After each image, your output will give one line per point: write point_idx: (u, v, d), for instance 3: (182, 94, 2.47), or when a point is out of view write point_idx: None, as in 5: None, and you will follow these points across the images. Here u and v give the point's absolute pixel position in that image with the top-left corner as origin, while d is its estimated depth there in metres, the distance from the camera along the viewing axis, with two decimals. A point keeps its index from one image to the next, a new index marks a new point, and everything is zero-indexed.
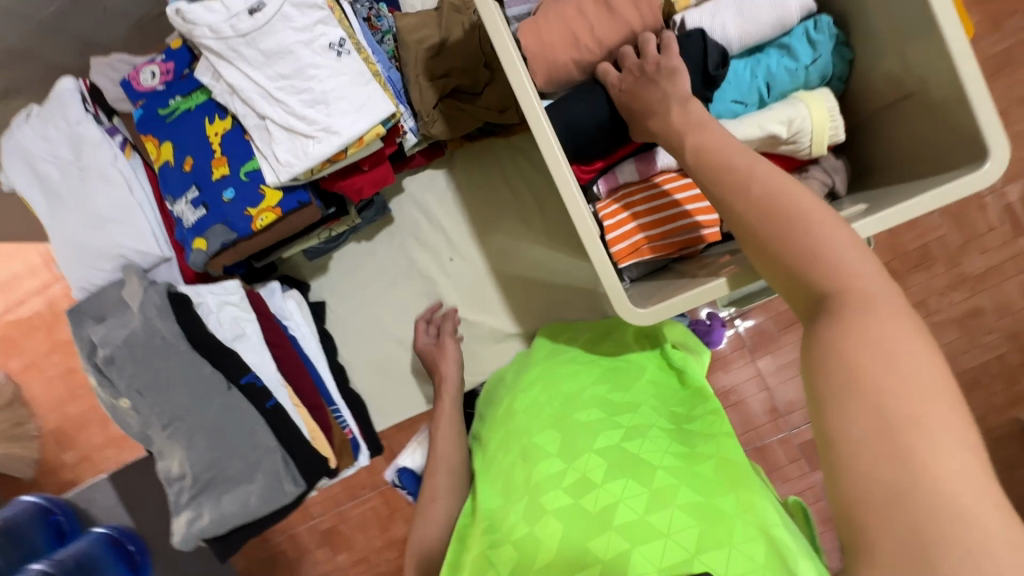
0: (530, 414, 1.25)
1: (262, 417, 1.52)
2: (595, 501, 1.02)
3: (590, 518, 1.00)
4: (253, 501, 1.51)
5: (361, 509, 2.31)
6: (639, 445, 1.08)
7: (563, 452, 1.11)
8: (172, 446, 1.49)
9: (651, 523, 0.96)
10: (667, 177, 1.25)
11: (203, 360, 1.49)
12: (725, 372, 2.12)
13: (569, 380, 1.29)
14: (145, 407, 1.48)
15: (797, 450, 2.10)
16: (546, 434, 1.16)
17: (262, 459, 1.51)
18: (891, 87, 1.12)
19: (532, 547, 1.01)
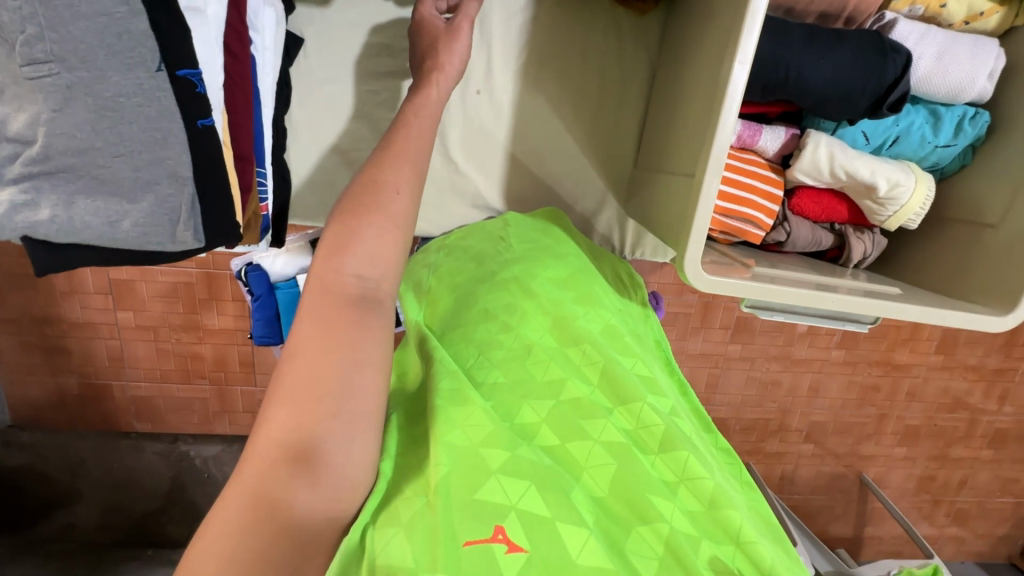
0: (472, 320, 0.73)
1: (179, 138, 0.66)
2: (606, 464, 0.58)
3: (606, 469, 0.57)
4: (127, 224, 0.67)
5: (189, 394, 1.68)
6: (668, 413, 0.64)
7: (602, 389, 0.66)
8: (51, 91, 0.59)
9: (646, 493, 0.55)
10: (756, 160, 0.81)
11: (152, 68, 0.62)
12: (699, 345, 1.74)
13: (508, 279, 0.78)
14: (23, 42, 0.56)
15: (742, 439, 1.90)
16: (524, 354, 0.68)
17: (163, 168, 0.66)
18: (966, 209, 0.76)
19: (521, 489, 0.52)
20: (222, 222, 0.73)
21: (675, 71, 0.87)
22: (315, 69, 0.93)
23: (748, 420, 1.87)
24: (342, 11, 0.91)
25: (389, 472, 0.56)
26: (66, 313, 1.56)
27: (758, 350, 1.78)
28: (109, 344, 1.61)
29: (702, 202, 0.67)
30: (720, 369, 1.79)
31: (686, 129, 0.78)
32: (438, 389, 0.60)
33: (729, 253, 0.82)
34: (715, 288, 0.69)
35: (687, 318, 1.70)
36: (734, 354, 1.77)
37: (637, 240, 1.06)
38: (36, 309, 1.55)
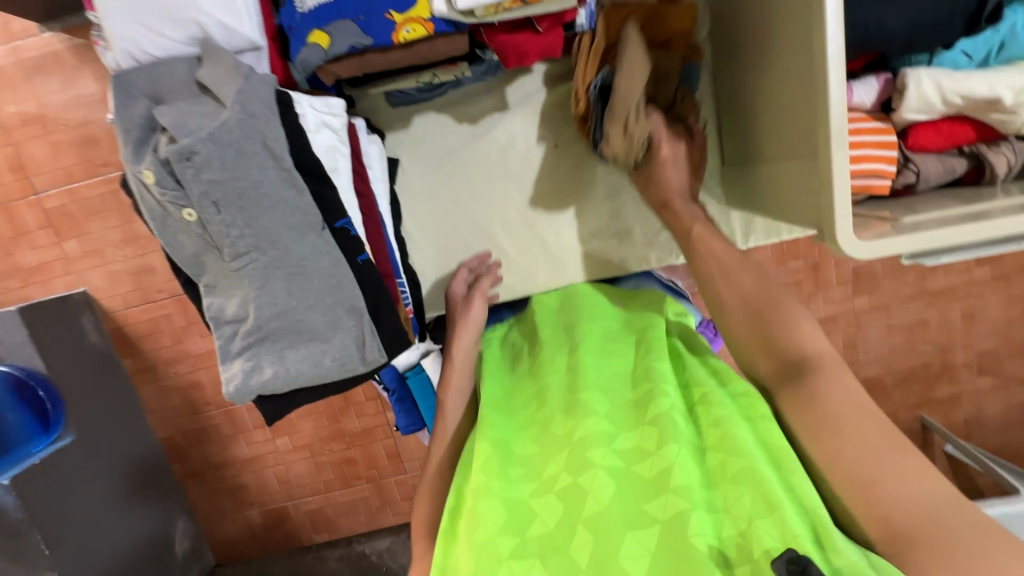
0: (565, 386, 0.80)
1: (350, 272, 0.77)
2: (654, 527, 0.60)
3: (654, 531, 0.60)
4: (328, 363, 0.78)
5: (353, 495, 1.78)
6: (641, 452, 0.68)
7: (613, 418, 0.73)
8: (254, 273, 0.73)
9: (580, 482, 0.66)
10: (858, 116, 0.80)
11: (319, 228, 0.74)
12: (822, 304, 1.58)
13: (608, 342, 0.87)
14: (229, 244, 0.70)
15: (907, 397, 1.67)
16: (604, 407, 0.74)
17: (342, 306, 0.77)
18: None
19: (527, 565, 0.62)
20: (395, 337, 0.82)
21: (752, 118, 0.88)
22: (413, 180, 1.05)
23: (903, 370, 1.64)
24: (421, 126, 1.03)
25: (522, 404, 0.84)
26: (237, 453, 1.73)
27: (888, 297, 1.59)
28: (278, 471, 1.76)
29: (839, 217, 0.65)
30: (853, 327, 1.60)
31: (784, 129, 0.77)
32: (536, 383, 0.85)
33: (858, 214, 0.81)
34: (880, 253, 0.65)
35: (799, 285, 1.57)
36: (860, 308, 1.59)
37: (748, 228, 1.06)
38: (214, 457, 1.73)
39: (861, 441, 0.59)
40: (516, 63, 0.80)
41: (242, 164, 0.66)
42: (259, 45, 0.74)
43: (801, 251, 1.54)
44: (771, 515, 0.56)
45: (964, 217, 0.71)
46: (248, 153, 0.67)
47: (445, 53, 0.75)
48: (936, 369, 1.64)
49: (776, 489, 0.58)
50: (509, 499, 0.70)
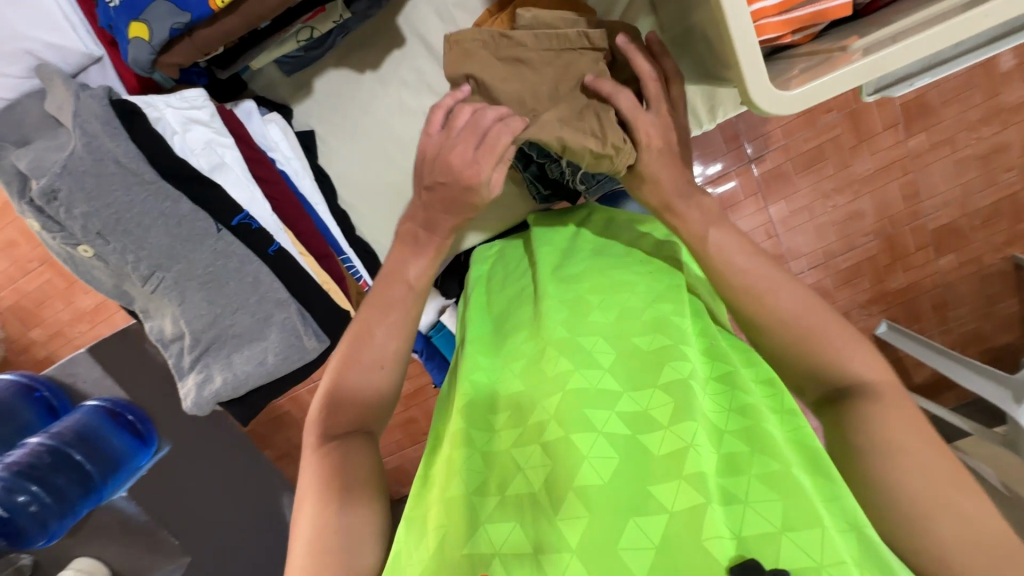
0: (564, 320, 0.60)
1: (264, 267, 0.75)
2: (660, 515, 0.43)
3: (659, 520, 0.43)
4: (273, 359, 0.78)
5: None
6: (654, 421, 0.49)
7: (617, 371, 0.54)
8: (169, 292, 0.72)
9: (572, 441, 0.48)
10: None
11: (214, 230, 0.71)
12: (871, 156, 1.36)
13: (615, 273, 0.66)
14: (133, 269, 0.70)
15: (995, 236, 1.44)
16: (609, 359, 0.55)
17: (269, 302, 0.76)
18: None
19: (506, 531, 0.46)
20: (332, 317, 0.80)
21: None
22: (336, 147, 0.99)
23: (985, 209, 1.41)
24: (324, 88, 0.95)
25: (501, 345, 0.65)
26: None
27: (951, 127, 1.33)
28: None
29: (745, 70, 0.53)
30: (913, 173, 1.37)
31: None
32: (519, 324, 0.66)
33: (819, 49, 0.64)
34: (815, 100, 0.54)
35: (836, 142, 1.35)
36: (919, 149, 1.35)
37: (713, 104, 0.91)
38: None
39: (921, 467, 0.45)
40: None
41: (107, 188, 0.65)
42: (98, 56, 0.72)
43: (830, 102, 1.32)
44: (807, 526, 0.41)
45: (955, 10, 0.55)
46: (108, 176, 0.65)
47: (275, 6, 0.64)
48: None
49: (814, 501, 0.43)
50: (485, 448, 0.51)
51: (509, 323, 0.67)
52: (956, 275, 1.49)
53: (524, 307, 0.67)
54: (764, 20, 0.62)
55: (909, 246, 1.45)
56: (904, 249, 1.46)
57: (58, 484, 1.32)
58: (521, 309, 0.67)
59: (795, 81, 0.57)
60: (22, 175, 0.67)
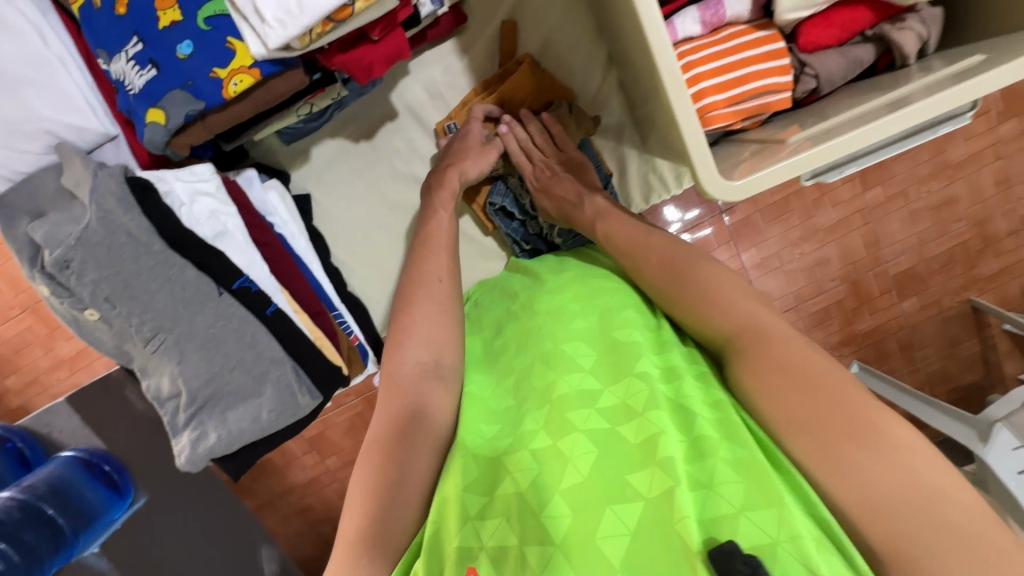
0: (547, 334, 0.65)
1: (261, 326, 0.79)
2: (637, 503, 0.47)
3: (636, 507, 0.47)
4: (267, 415, 0.81)
5: None
6: (631, 416, 0.53)
7: (598, 372, 0.59)
8: (169, 351, 0.76)
9: (558, 442, 0.52)
10: (692, 48, 0.73)
11: (217, 294, 0.76)
12: (832, 207, 1.46)
13: (592, 285, 0.72)
14: (136, 331, 0.74)
15: (951, 280, 1.54)
16: (590, 361, 0.60)
17: (265, 359, 0.80)
18: None
19: (495, 530, 0.49)
20: (325, 374, 0.84)
21: (630, 65, 0.83)
22: (330, 208, 1.05)
23: (941, 256, 1.52)
24: (320, 155, 1.02)
25: (501, 356, 0.69)
26: (295, 478, 1.70)
27: (903, 182, 1.45)
28: (336, 488, 1.72)
29: (698, 161, 0.62)
30: (872, 224, 1.48)
31: (646, 69, 0.72)
32: (509, 333, 0.71)
33: (764, 136, 0.74)
34: (757, 188, 0.62)
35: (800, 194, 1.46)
36: (875, 201, 1.47)
37: (679, 173, 0.99)
38: (276, 488, 1.70)
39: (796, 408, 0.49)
40: (366, 77, 0.77)
41: (117, 259, 0.70)
42: (113, 134, 0.78)
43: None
44: (765, 506, 0.44)
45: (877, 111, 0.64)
46: (119, 247, 0.70)
47: (283, 92, 0.73)
48: (977, 243, 1.51)
49: (774, 479, 0.46)
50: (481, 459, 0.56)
51: (500, 342, 0.72)
52: (920, 317, 1.57)
53: (514, 319, 0.73)
54: (713, 112, 0.73)
55: (874, 289, 1.54)
56: (871, 291, 1.54)
57: (27, 541, 1.27)
58: (511, 325, 0.72)
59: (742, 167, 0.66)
60: (36, 246, 0.72)
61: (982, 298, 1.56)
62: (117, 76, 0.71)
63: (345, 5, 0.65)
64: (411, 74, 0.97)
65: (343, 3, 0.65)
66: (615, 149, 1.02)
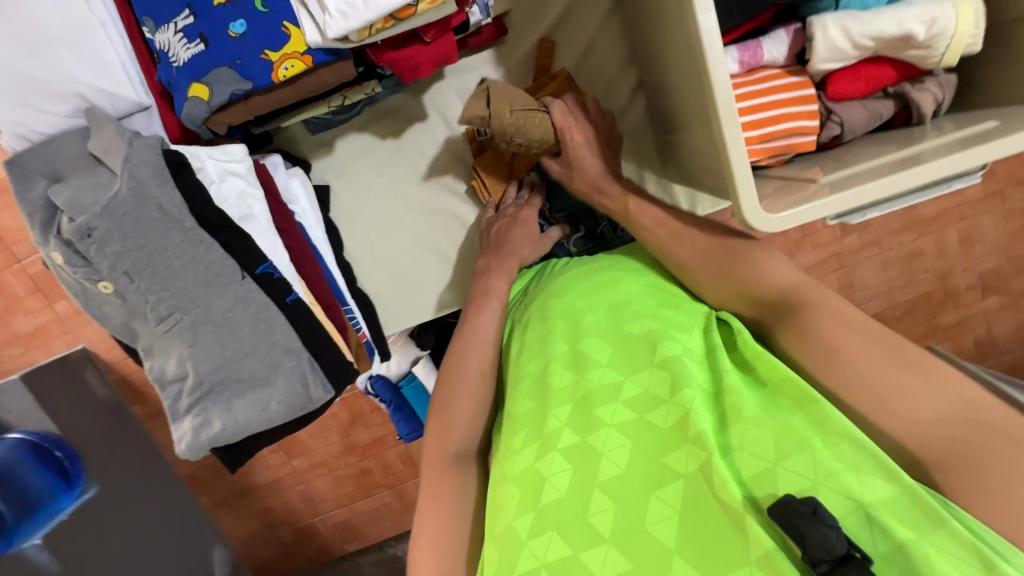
0: (562, 334, 0.67)
1: (280, 314, 0.77)
2: (677, 482, 0.51)
3: (677, 486, 0.51)
4: (275, 405, 0.79)
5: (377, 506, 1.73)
6: (659, 398, 0.56)
7: (616, 363, 0.61)
8: (182, 332, 0.73)
9: (589, 443, 0.56)
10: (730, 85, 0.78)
11: (239, 277, 0.74)
12: (816, 248, 1.54)
13: (598, 275, 0.74)
14: (151, 308, 0.71)
15: (915, 326, 1.64)
16: (608, 355, 0.62)
17: (280, 348, 0.78)
18: None
19: (546, 540, 0.52)
20: (338, 369, 0.83)
21: (664, 93, 0.87)
22: (349, 202, 1.04)
23: (907, 302, 1.61)
24: (345, 148, 1.02)
25: (516, 353, 0.72)
26: (261, 476, 1.63)
27: (880, 231, 1.54)
28: (300, 490, 1.67)
29: (741, 193, 0.65)
30: (848, 267, 1.57)
31: (688, 98, 0.76)
32: (519, 334, 0.74)
33: (788, 174, 0.78)
34: (791, 223, 0.66)
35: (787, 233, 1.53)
36: (855, 246, 1.55)
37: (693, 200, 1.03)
38: (236, 486, 1.64)
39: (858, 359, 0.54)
40: (412, 76, 0.78)
41: (142, 232, 0.68)
42: (146, 104, 0.76)
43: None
44: (799, 454, 0.48)
45: (895, 164, 0.69)
46: (146, 220, 0.68)
47: (330, 82, 0.74)
48: (940, 294, 1.62)
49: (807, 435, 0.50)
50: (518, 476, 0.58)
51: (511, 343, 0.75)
52: None
53: (525, 316, 0.76)
54: None
55: None
56: None
57: None
58: (523, 326, 0.75)
59: (775, 202, 0.70)
60: (54, 211, 0.68)
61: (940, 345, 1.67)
62: (161, 46, 0.70)
63: (409, 5, 0.67)
64: (445, 79, 0.99)
65: (409, 1, 0.66)
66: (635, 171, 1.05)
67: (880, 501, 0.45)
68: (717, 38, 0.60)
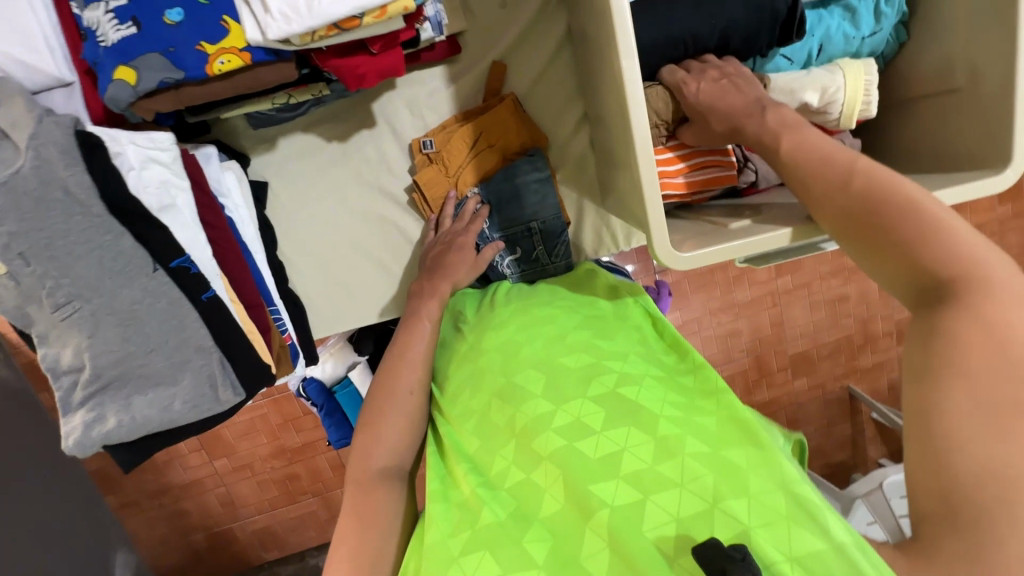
0: (501, 367, 0.68)
1: (193, 311, 0.74)
2: (604, 513, 0.53)
3: (604, 518, 0.52)
4: (180, 405, 0.76)
5: (301, 513, 1.65)
6: (596, 430, 0.58)
7: (551, 392, 0.63)
8: (81, 322, 0.70)
9: (530, 480, 0.59)
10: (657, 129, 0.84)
11: (150, 270, 0.71)
12: (749, 286, 1.62)
13: (546, 309, 0.76)
14: (47, 294, 0.68)
15: (836, 366, 1.75)
16: (542, 385, 0.64)
17: (191, 346, 0.75)
18: (930, 81, 0.76)
19: (478, 565, 0.54)
20: (253, 371, 0.80)
21: (604, 128, 0.91)
22: (286, 202, 1.02)
23: (830, 344, 1.72)
24: (287, 147, 1.00)
25: (458, 381, 0.73)
26: (178, 476, 1.55)
27: (809, 275, 1.65)
28: (219, 494, 1.59)
29: (655, 231, 0.69)
30: (780, 307, 1.66)
31: (621, 138, 0.80)
32: (461, 364, 0.75)
33: (708, 216, 0.83)
34: (700, 262, 0.69)
35: (724, 270, 1.60)
36: (786, 287, 1.65)
37: (629, 232, 1.07)
38: (150, 485, 1.55)
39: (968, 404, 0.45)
40: (357, 85, 0.78)
41: (44, 214, 0.64)
42: (68, 80, 0.73)
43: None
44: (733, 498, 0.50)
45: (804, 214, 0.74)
46: (49, 202, 0.64)
47: (270, 81, 0.73)
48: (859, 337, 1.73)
49: (738, 473, 0.52)
50: (460, 502, 0.61)
51: (456, 366, 0.75)
52: (807, 394, 1.76)
53: (470, 341, 0.76)
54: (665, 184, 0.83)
55: (773, 364, 1.71)
56: (770, 365, 1.71)
57: None
58: (465, 354, 0.75)
59: (688, 242, 0.73)
60: None
61: (857, 385, 1.78)
62: (89, 24, 0.68)
63: (354, 16, 0.67)
64: (397, 90, 0.99)
65: (353, 14, 0.66)
66: (576, 200, 1.07)
67: (810, 553, 0.47)
68: (638, 84, 0.64)
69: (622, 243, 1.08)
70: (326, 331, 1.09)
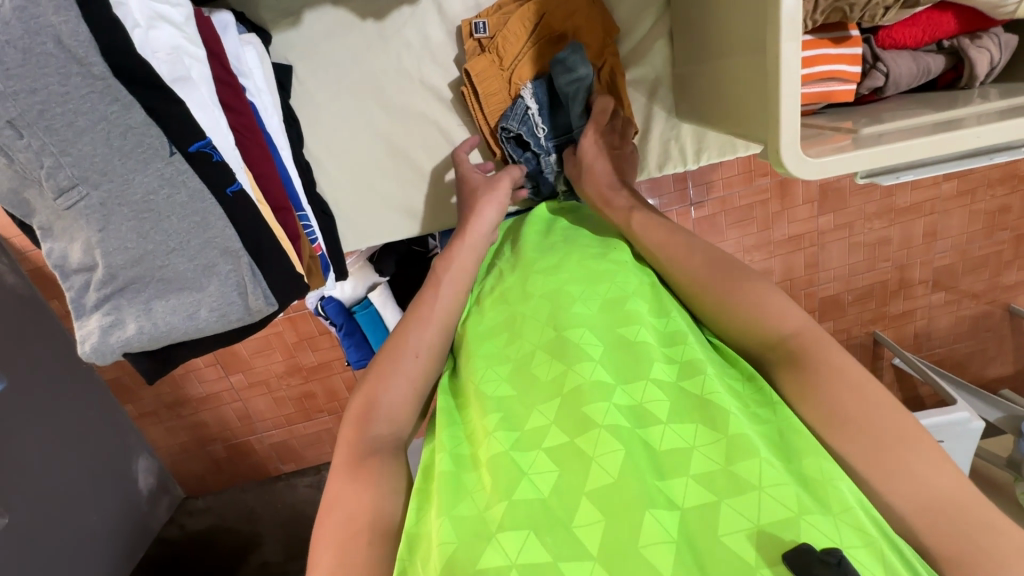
0: (549, 321, 0.60)
1: (217, 206, 0.64)
2: (674, 511, 0.45)
3: (674, 515, 0.45)
4: (205, 314, 0.68)
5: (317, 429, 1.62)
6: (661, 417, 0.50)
7: (611, 365, 0.55)
8: (90, 213, 0.60)
9: (576, 446, 0.50)
10: None
11: (167, 154, 0.60)
12: None
13: (593, 263, 0.66)
14: (47, 175, 0.57)
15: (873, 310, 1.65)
16: (599, 351, 0.56)
17: (215, 249, 0.65)
18: None
19: (520, 539, 0.45)
20: (286, 281, 0.71)
21: (698, 13, 0.76)
22: (313, 91, 0.89)
23: (863, 288, 1.54)
24: (313, 23, 0.85)
25: (494, 333, 0.64)
26: (193, 390, 1.51)
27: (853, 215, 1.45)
28: (236, 407, 1.56)
29: (784, 131, 0.56)
30: (816, 247, 1.46)
31: (733, 18, 0.65)
32: (501, 310, 0.66)
33: (815, 126, 0.70)
34: (828, 174, 0.58)
35: (764, 205, 1.40)
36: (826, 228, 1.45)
37: (700, 147, 0.94)
38: (167, 397, 1.52)
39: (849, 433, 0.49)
40: None
41: (36, 70, 0.52)
42: None
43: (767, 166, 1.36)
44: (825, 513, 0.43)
45: (932, 126, 0.61)
46: (41, 55, 0.52)
47: None
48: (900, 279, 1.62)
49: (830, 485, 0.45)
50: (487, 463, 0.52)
51: (491, 313, 0.67)
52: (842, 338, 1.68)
53: (508, 290, 0.68)
54: None
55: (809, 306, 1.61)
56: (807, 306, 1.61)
57: None
58: (503, 302, 0.67)
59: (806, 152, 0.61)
60: None
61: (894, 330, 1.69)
62: None
63: None
64: None
65: None
66: (645, 105, 0.94)
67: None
68: None
69: (691, 159, 0.96)
70: (360, 246, 0.99)
